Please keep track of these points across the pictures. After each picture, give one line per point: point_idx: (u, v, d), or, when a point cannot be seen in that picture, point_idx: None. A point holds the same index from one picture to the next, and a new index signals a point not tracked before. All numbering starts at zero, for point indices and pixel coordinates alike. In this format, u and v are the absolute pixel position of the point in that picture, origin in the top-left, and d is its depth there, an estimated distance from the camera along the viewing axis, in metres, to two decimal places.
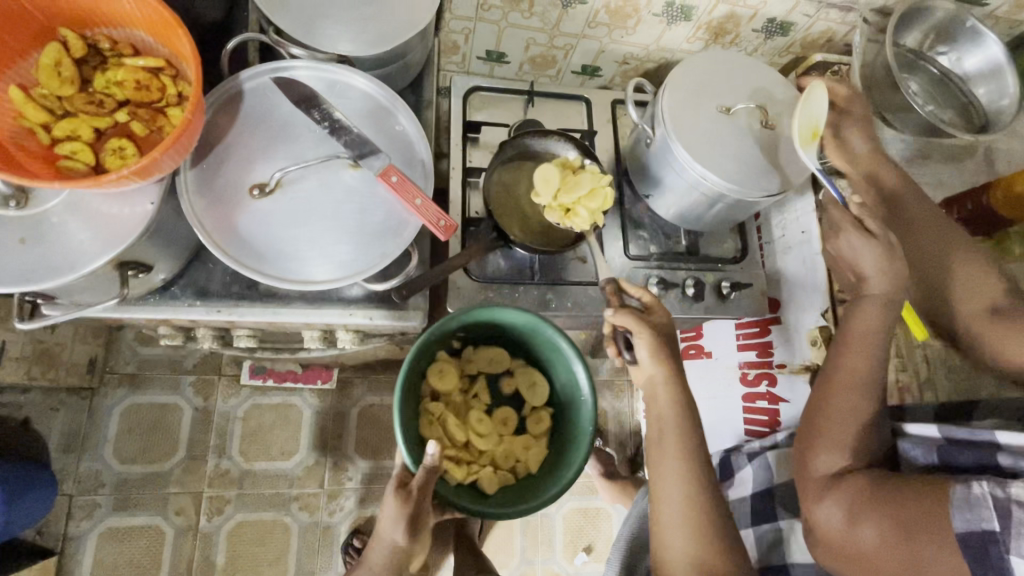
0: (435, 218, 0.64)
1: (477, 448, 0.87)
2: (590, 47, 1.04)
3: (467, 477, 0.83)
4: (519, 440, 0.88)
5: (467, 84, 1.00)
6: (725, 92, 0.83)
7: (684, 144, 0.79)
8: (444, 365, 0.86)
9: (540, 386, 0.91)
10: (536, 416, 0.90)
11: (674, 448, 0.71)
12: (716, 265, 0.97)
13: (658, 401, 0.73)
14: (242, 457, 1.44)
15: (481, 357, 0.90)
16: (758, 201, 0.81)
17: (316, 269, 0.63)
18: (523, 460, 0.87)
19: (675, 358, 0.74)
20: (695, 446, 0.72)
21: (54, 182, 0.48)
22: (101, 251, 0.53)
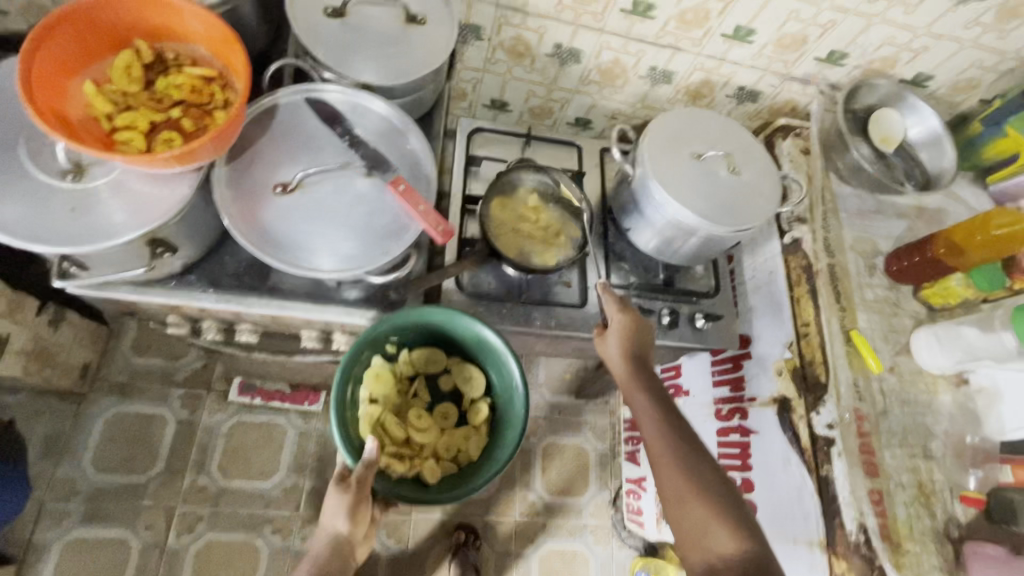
0: (434, 224, 0.72)
1: (418, 442, 0.96)
2: (583, 102, 1.18)
3: (409, 471, 0.93)
4: (459, 432, 0.99)
5: (471, 126, 1.12)
6: (698, 141, 0.95)
7: (661, 183, 0.89)
8: (380, 367, 0.95)
9: (476, 381, 1.01)
10: (475, 408, 1.01)
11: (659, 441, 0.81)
12: (691, 298, 1.05)
13: (633, 393, 0.87)
14: (220, 473, 1.43)
15: (417, 358, 1.00)
16: (725, 236, 0.90)
17: (326, 260, 0.70)
18: (464, 449, 0.98)
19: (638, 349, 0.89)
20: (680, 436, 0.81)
21: (108, 156, 0.56)
22: (140, 224, 0.61)
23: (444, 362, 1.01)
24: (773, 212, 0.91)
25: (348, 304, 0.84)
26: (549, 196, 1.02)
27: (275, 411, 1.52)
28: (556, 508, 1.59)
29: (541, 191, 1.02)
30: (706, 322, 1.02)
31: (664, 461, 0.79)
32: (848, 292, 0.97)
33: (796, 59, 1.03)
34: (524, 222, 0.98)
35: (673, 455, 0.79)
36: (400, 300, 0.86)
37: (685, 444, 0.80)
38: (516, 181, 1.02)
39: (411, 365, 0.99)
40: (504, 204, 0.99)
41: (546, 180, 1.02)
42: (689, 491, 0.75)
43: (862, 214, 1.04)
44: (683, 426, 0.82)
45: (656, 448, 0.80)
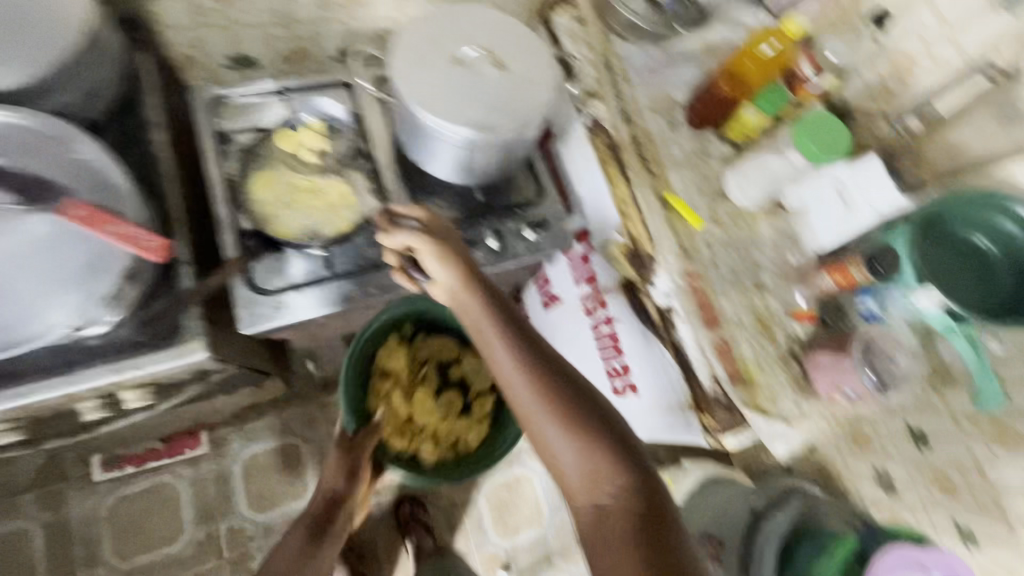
0: (142, 241, 0.62)
1: (428, 420, 1.10)
2: (335, 29, 1.01)
3: (406, 449, 1.10)
4: (460, 422, 1.11)
5: (208, 97, 0.93)
6: (451, 40, 0.83)
7: (421, 105, 0.79)
8: (394, 349, 1.10)
9: (486, 370, 1.14)
10: (482, 400, 1.12)
11: (513, 370, 0.67)
12: (516, 211, 1.00)
13: (474, 319, 0.72)
14: (119, 556, 1.30)
15: (431, 343, 1.14)
16: (509, 139, 0.83)
17: (54, 315, 0.64)
18: (462, 436, 1.11)
19: (463, 266, 0.74)
20: (536, 357, 0.67)
21: None
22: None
23: (454, 351, 1.15)
24: (547, 96, 0.84)
25: (106, 359, 0.71)
26: (334, 131, 0.96)
27: (157, 472, 1.37)
28: None
29: (328, 124, 0.96)
30: (538, 232, 1.00)
31: (520, 388, 0.66)
32: (656, 155, 0.94)
33: None
34: (285, 159, 0.91)
35: (530, 380, 0.65)
36: (163, 337, 0.73)
37: (547, 368, 0.66)
38: (308, 113, 0.96)
39: (438, 349, 1.14)
40: (289, 136, 0.92)
41: (337, 112, 0.97)
42: (554, 420, 0.63)
43: (653, 68, 0.99)
44: (533, 341, 0.68)
45: (516, 378, 0.66)
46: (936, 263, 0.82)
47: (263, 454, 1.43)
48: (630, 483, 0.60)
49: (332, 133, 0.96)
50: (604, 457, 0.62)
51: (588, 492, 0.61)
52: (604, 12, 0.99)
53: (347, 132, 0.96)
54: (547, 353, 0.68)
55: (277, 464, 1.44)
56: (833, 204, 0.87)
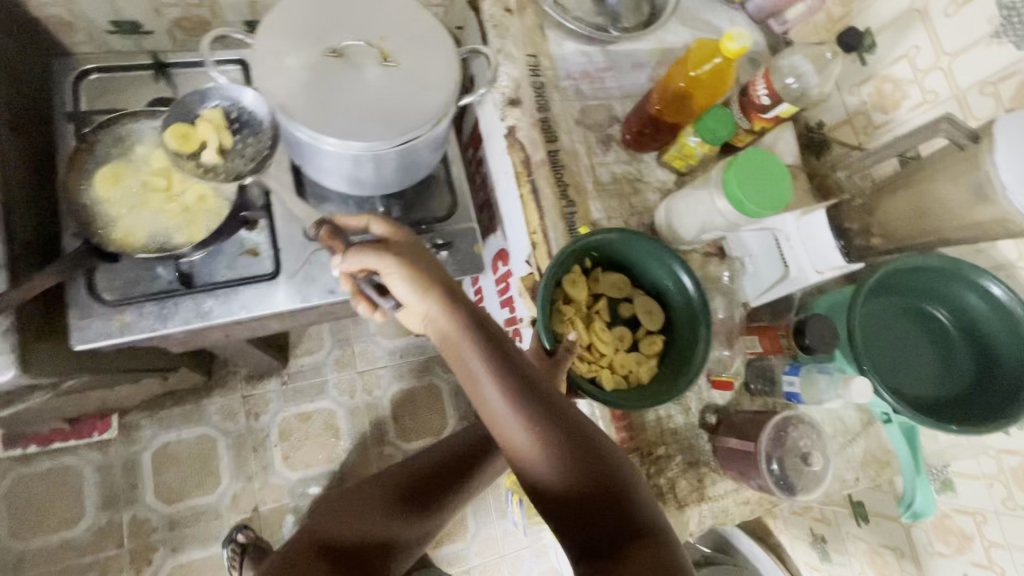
0: None
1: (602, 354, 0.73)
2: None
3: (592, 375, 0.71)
4: (629, 357, 0.73)
5: (73, 70, 0.82)
6: (330, 31, 0.71)
7: (284, 104, 0.67)
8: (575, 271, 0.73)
9: (653, 311, 0.75)
10: (653, 338, 0.74)
11: (496, 401, 0.54)
12: (420, 227, 0.87)
13: (449, 341, 0.58)
14: (16, 536, 1.27)
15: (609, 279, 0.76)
16: (390, 153, 0.71)
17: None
18: (635, 373, 0.73)
19: (440, 277, 0.60)
20: (521, 386, 0.54)
21: None
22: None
23: (625, 287, 0.76)
24: (444, 102, 0.71)
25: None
26: (242, 124, 0.77)
27: (61, 453, 1.32)
28: None
29: (227, 114, 0.76)
30: (440, 252, 0.87)
31: (501, 412, 0.55)
32: (579, 179, 0.81)
33: None
34: (182, 163, 0.73)
35: (512, 404, 0.54)
36: None
37: (535, 397, 0.54)
38: (204, 105, 0.77)
39: (610, 287, 0.76)
40: (184, 132, 0.73)
41: (245, 101, 0.77)
42: (543, 457, 0.53)
43: (590, 74, 0.85)
44: (511, 352, 0.56)
45: (501, 411, 0.54)
46: (868, 324, 0.74)
47: (176, 444, 1.38)
48: (629, 531, 0.51)
49: (237, 126, 0.76)
50: (602, 505, 0.51)
51: (581, 543, 0.52)
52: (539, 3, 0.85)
53: (261, 134, 0.76)
54: (534, 378, 0.55)
55: (190, 455, 1.38)
56: (775, 256, 0.75)
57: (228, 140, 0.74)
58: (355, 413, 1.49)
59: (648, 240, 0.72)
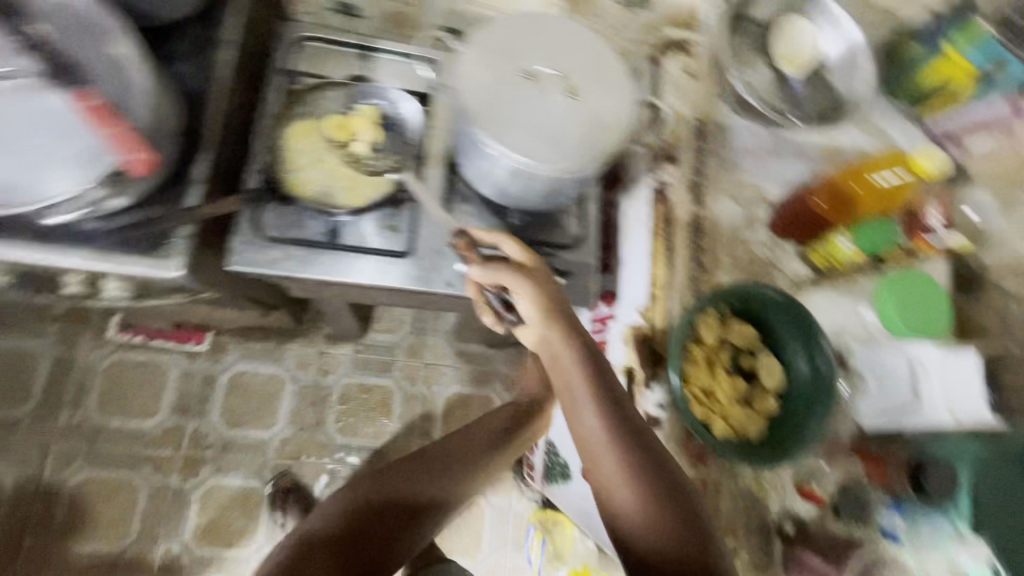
0: (129, 149, 0.59)
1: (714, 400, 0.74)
2: (441, 6, 0.97)
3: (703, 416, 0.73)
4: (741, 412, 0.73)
5: (295, 34, 0.93)
6: (532, 55, 0.76)
7: (473, 112, 0.73)
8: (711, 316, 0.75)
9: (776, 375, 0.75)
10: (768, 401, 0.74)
11: (592, 421, 0.62)
12: (545, 249, 0.91)
13: (560, 363, 0.67)
14: (99, 410, 1.40)
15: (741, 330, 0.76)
16: (553, 177, 0.74)
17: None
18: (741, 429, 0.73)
19: (563, 308, 0.69)
20: (617, 415, 0.62)
21: None
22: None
23: (753, 344, 0.77)
24: (613, 145, 0.74)
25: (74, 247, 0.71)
26: (391, 124, 0.90)
27: (157, 351, 1.46)
28: None
29: (381, 113, 0.90)
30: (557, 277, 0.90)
31: (605, 454, 0.60)
32: (716, 248, 0.81)
33: None
34: (337, 147, 0.88)
35: (611, 443, 0.60)
36: (150, 247, 0.73)
37: (627, 426, 0.61)
38: (364, 100, 0.90)
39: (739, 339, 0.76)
40: (341, 123, 0.88)
41: (395, 105, 0.90)
42: (624, 482, 0.58)
43: (754, 151, 0.85)
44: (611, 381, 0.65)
45: (594, 431, 0.62)
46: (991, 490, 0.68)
47: (251, 375, 1.48)
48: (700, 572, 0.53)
49: (386, 124, 0.90)
50: (675, 538, 0.55)
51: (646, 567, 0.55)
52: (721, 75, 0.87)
53: (411, 133, 0.89)
54: (627, 412, 0.63)
55: (259, 388, 1.48)
56: (902, 386, 0.72)
57: (377, 135, 0.88)
58: (410, 400, 1.54)
59: (796, 306, 0.75)
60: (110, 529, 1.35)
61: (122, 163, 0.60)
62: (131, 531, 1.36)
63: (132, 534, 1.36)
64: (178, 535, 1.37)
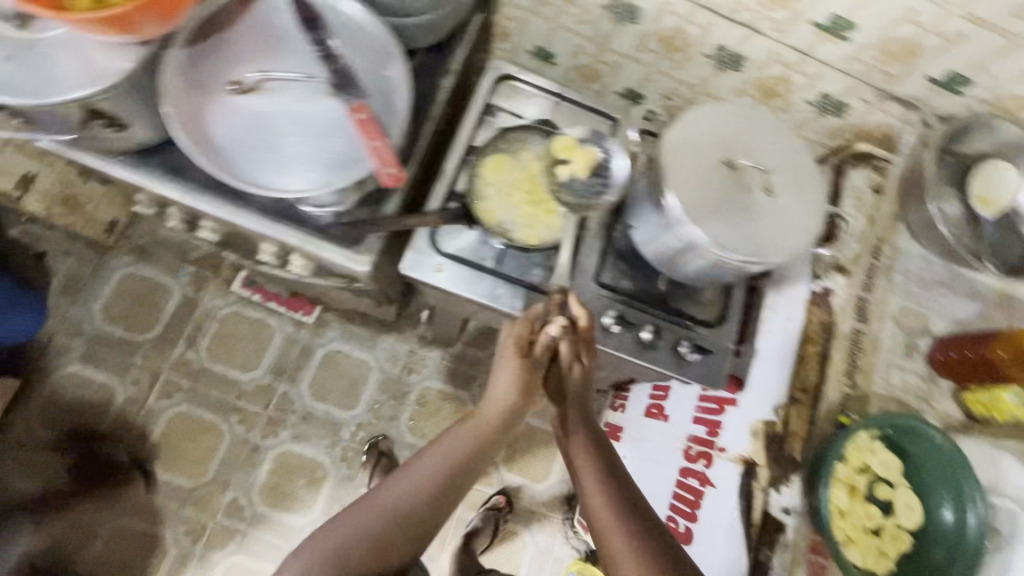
0: (384, 163, 0.65)
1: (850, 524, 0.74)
2: (636, 72, 1.03)
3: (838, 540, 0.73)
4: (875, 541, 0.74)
5: (501, 70, 1.00)
6: (738, 145, 0.79)
7: (673, 188, 0.76)
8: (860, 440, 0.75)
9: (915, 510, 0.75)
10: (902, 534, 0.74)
11: (599, 498, 0.72)
12: (686, 322, 0.92)
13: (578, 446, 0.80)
14: (207, 354, 1.50)
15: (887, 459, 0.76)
16: (733, 265, 0.76)
17: (309, 180, 0.65)
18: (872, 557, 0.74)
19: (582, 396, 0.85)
20: (623, 496, 0.73)
21: (51, 12, 0.54)
22: (83, 84, 0.57)
23: (896, 473, 0.76)
24: (798, 249, 0.76)
25: (291, 224, 0.79)
26: (601, 172, 0.88)
27: (269, 312, 1.56)
28: (511, 487, 1.56)
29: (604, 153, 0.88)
30: (693, 355, 0.89)
31: (614, 529, 0.69)
32: (869, 369, 0.82)
33: (903, 72, 0.83)
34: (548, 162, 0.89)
35: (617, 518, 0.70)
36: (348, 241, 0.80)
37: (629, 506, 0.71)
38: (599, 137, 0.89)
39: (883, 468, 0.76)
40: (569, 146, 0.88)
41: (618, 161, 0.87)
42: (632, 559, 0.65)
43: (925, 281, 0.85)
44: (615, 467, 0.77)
45: (600, 506, 0.72)
46: None
47: (345, 355, 1.55)
48: None
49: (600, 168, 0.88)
50: None
51: None
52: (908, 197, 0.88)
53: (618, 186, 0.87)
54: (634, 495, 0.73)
55: (349, 370, 1.55)
56: None
57: (581, 172, 0.87)
58: None
59: (953, 453, 0.74)
60: (190, 466, 1.43)
61: (376, 166, 0.65)
62: (207, 473, 1.44)
63: (206, 476, 1.43)
64: (246, 488, 1.44)
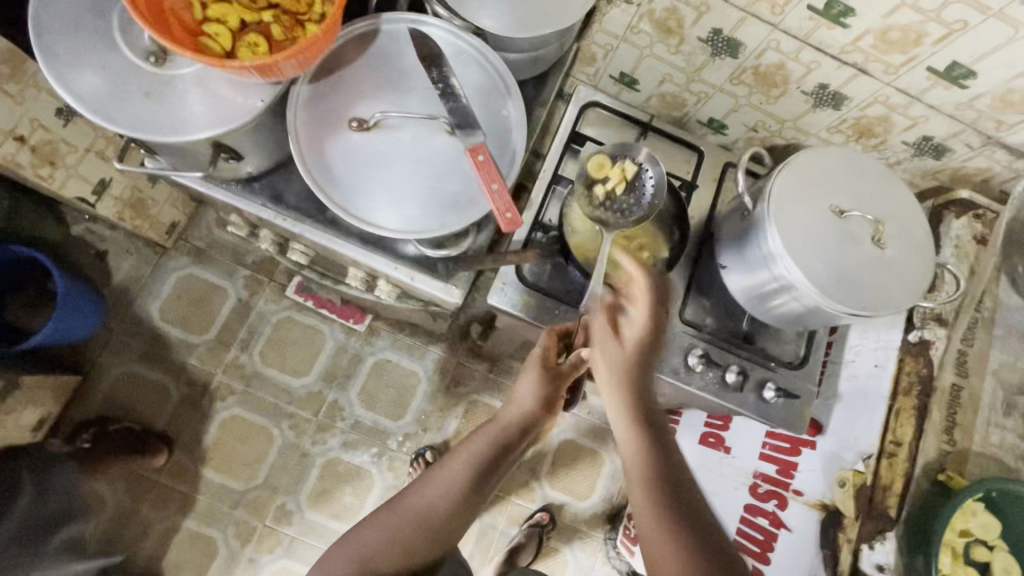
0: (502, 208, 0.65)
1: None
2: (724, 103, 1.01)
3: None
4: None
5: (588, 97, 0.99)
6: (846, 192, 0.77)
7: (782, 235, 0.73)
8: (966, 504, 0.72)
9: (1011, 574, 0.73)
10: None
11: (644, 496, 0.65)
12: (767, 362, 0.91)
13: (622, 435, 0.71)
14: (260, 358, 1.51)
15: (987, 521, 0.73)
16: (837, 316, 0.75)
17: (427, 221, 0.65)
18: None
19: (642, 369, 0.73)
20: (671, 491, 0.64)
21: (194, 55, 0.54)
22: (220, 123, 0.58)
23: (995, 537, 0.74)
24: (907, 303, 0.74)
25: (384, 247, 0.78)
26: (635, 187, 0.85)
27: (321, 318, 1.56)
28: (554, 504, 1.55)
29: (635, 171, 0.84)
30: (777, 398, 0.88)
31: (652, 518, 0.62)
32: (966, 424, 0.80)
33: (1018, 121, 0.80)
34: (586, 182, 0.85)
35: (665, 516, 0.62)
36: (442, 274, 0.79)
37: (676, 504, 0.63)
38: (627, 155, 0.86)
39: (986, 530, 0.73)
40: (603, 163, 0.84)
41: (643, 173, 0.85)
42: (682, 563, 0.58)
43: None
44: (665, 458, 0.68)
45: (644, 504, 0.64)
46: None
47: (395, 364, 1.56)
48: None
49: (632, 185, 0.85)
50: None
51: None
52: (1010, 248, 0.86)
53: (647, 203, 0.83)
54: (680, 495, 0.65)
55: (398, 379, 1.56)
56: None
57: (618, 190, 0.83)
58: None
59: None
60: (241, 469, 1.45)
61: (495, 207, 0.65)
62: (257, 477, 1.45)
63: (257, 479, 1.45)
64: (296, 493, 1.45)
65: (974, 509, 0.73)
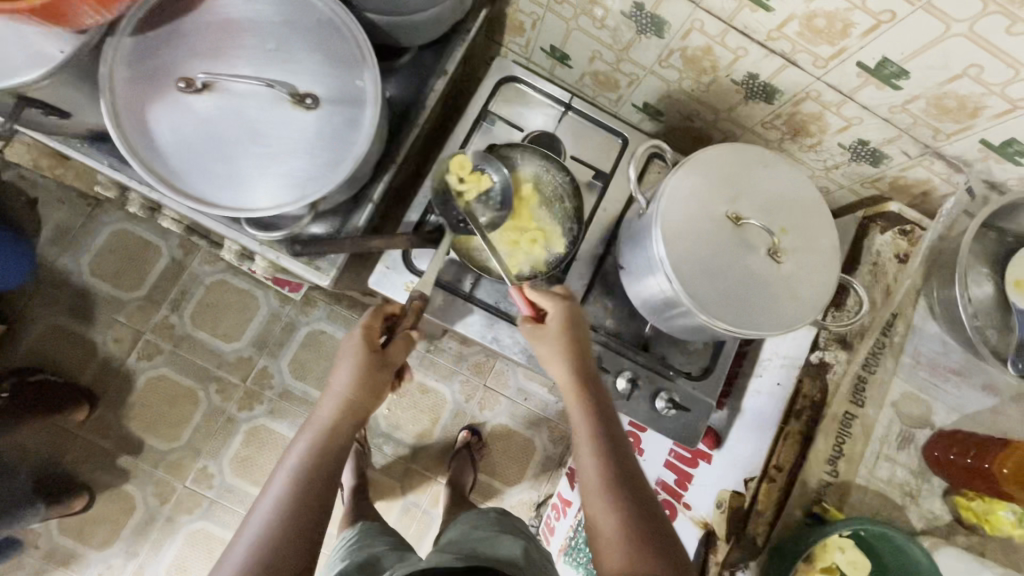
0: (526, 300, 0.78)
1: None
2: (656, 87, 0.93)
3: None
4: None
5: (505, 71, 0.91)
6: (747, 197, 0.70)
7: (666, 238, 0.67)
8: (826, 539, 0.68)
9: None
10: None
11: (588, 444, 0.69)
12: (666, 371, 0.85)
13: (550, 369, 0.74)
14: (190, 320, 1.48)
15: (851, 558, 0.69)
16: (725, 332, 0.69)
17: (262, 198, 0.60)
18: None
19: (577, 331, 0.75)
20: (617, 443, 0.70)
21: None
22: (9, 73, 0.51)
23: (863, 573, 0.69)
24: (800, 323, 0.68)
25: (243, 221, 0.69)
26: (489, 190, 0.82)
27: (256, 283, 1.52)
28: (481, 486, 1.54)
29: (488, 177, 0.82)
30: (671, 409, 0.83)
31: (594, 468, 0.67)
32: (854, 454, 0.76)
33: (956, 131, 0.72)
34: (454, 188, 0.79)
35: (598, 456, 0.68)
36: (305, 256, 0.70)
37: (614, 449, 0.69)
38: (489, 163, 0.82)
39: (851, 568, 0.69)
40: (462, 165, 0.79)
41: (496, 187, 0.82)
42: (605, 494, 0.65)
43: (934, 365, 0.78)
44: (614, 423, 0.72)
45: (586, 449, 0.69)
46: None
47: (329, 336, 1.52)
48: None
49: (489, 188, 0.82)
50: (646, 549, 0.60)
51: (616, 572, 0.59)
52: (934, 269, 0.79)
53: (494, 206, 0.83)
54: (621, 444, 0.70)
55: (331, 351, 1.52)
56: None
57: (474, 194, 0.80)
58: (458, 415, 1.55)
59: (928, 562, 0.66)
60: (165, 429, 1.44)
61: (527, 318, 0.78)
62: (181, 438, 1.44)
63: (181, 440, 1.44)
64: (218, 457, 1.45)
65: (838, 546, 0.69)
